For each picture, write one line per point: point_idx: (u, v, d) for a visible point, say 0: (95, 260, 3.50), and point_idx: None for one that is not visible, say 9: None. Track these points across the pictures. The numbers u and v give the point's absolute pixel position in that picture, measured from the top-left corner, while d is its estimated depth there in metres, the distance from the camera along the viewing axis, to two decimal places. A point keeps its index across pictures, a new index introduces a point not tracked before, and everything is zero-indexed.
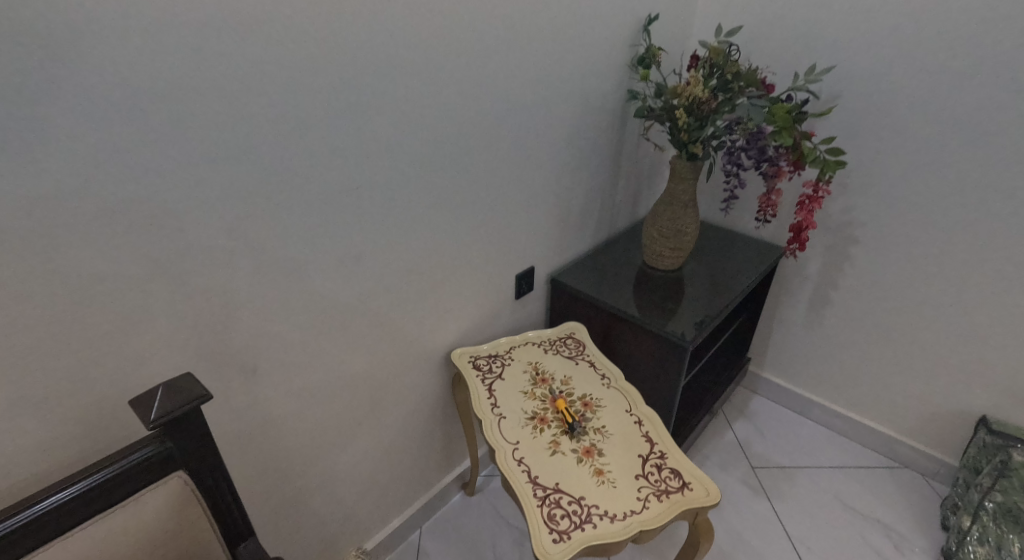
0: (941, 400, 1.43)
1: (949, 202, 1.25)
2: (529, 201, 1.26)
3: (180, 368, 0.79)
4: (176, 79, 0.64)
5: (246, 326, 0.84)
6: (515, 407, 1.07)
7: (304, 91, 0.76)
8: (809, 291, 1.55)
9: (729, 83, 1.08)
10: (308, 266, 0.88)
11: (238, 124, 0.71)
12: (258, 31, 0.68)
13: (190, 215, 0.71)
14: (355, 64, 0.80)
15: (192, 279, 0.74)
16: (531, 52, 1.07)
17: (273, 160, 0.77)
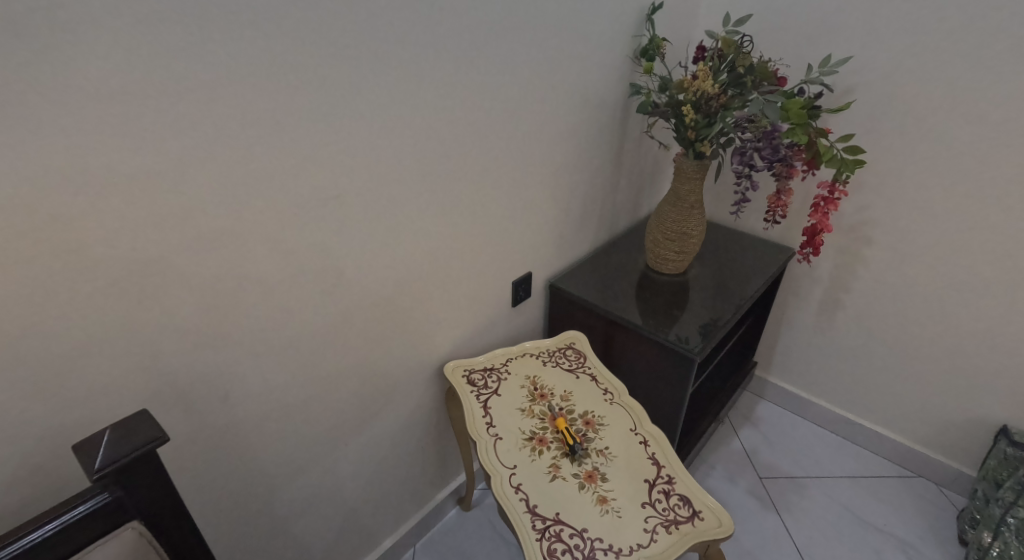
0: (958, 409, 1.37)
1: (973, 202, 1.17)
2: (525, 204, 1.18)
3: (142, 398, 0.71)
4: (124, 81, 0.56)
5: (216, 349, 0.77)
6: (511, 426, 1.00)
7: (279, 90, 0.68)
8: (820, 295, 1.49)
9: (740, 77, 1.00)
10: (284, 282, 0.81)
11: (203, 128, 0.63)
12: (218, 24, 0.60)
13: (146, 232, 0.63)
14: (334, 57, 0.72)
15: (152, 301, 0.67)
16: (527, 44, 0.99)
17: (242, 169, 0.69)
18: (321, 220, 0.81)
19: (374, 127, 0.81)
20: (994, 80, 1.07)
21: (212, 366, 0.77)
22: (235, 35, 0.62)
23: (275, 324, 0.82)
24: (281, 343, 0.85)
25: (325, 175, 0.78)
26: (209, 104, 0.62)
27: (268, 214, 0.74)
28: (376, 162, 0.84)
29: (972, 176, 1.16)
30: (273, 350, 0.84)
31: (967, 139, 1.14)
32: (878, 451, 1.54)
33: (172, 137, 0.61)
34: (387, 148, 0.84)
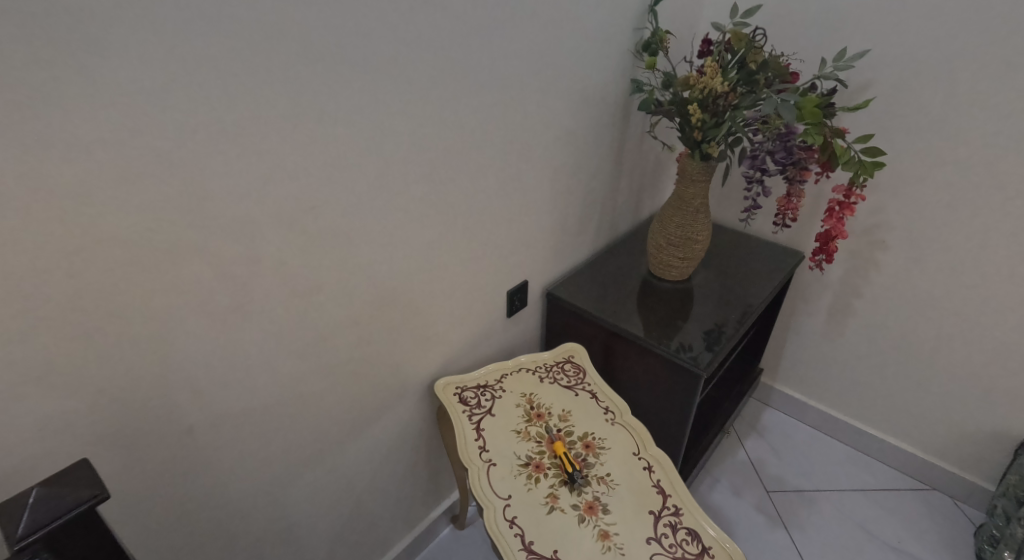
0: (977, 421, 1.31)
1: (998, 205, 1.10)
2: (521, 209, 1.11)
3: (94, 436, 0.64)
4: (65, 84, 0.47)
5: (180, 380, 0.69)
6: (506, 451, 0.93)
7: (249, 96, 0.60)
8: (830, 301, 1.42)
9: (752, 74, 0.92)
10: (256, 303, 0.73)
11: (158, 138, 0.55)
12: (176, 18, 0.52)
13: (90, 256, 0.55)
14: (309, 53, 0.63)
15: (102, 332, 0.59)
16: (522, 37, 0.91)
17: (209, 183, 0.61)
18: (297, 236, 0.73)
19: (354, 131, 0.73)
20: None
21: (178, 399, 0.70)
22: (197, 31, 0.53)
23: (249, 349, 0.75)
24: (255, 369, 0.77)
25: (303, 187, 0.70)
26: (165, 111, 0.54)
27: (239, 232, 0.66)
28: (357, 170, 0.76)
29: (998, 179, 1.08)
30: (247, 376, 0.77)
31: (995, 139, 1.06)
32: (890, 463, 1.48)
33: (124, 149, 0.53)
34: (368, 154, 0.77)
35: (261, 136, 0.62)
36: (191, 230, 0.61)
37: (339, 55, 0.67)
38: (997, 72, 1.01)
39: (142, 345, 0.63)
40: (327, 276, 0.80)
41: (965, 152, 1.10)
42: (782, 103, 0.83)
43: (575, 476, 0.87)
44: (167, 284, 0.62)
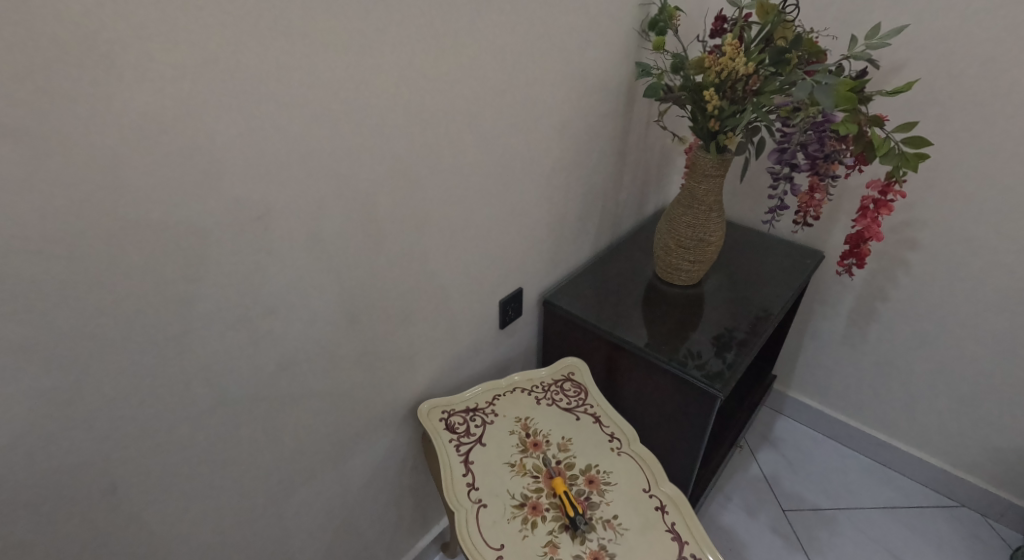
0: (1013, 434, 1.20)
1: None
2: (514, 210, 0.99)
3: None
4: None
5: (104, 426, 0.58)
6: (498, 488, 0.82)
7: (155, 69, 0.47)
8: (852, 304, 1.30)
9: (784, 53, 0.77)
10: (200, 334, 0.61)
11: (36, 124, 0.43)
12: None
13: None
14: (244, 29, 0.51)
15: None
16: (512, 11, 0.78)
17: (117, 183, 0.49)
18: (243, 249, 0.61)
19: (309, 122, 0.61)
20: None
21: (99, 447, 0.58)
22: None
23: (188, 384, 0.63)
24: (201, 407, 0.65)
25: (245, 189, 0.58)
26: (38, 82, 0.42)
27: (162, 246, 0.54)
28: (318, 170, 0.64)
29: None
30: (192, 416, 0.65)
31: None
32: (916, 478, 1.37)
33: None
34: (329, 150, 0.64)
35: (175, 122, 0.50)
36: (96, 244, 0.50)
37: (281, 23, 0.54)
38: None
39: (42, 385, 0.52)
40: (286, 296, 0.68)
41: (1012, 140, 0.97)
42: (819, 84, 0.70)
43: (577, 521, 0.76)
44: (69, 311, 0.50)
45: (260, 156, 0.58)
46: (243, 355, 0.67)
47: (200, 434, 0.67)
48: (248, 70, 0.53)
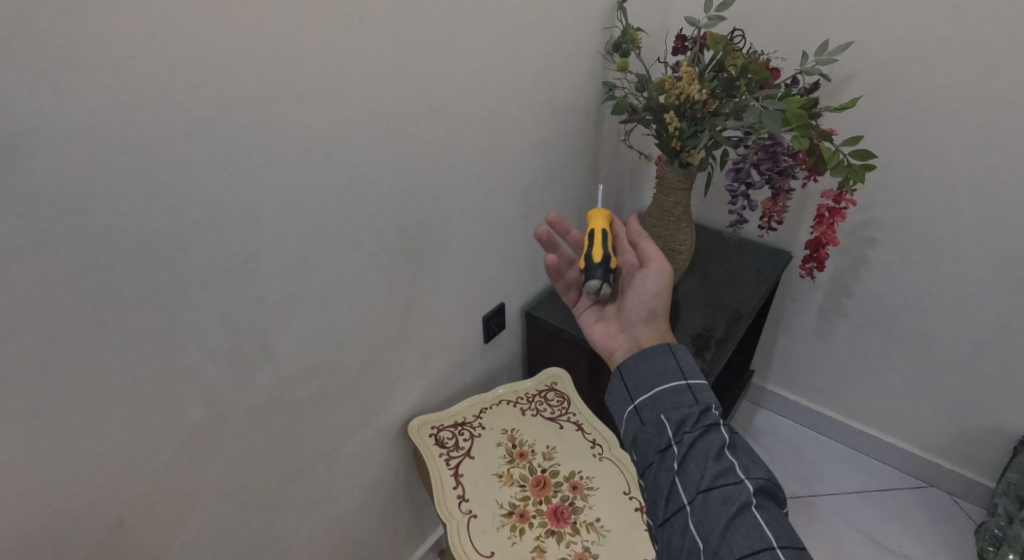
0: (972, 416, 1.28)
1: (1012, 196, 1.03)
2: (493, 229, 1.03)
3: (27, 529, 0.58)
4: None
5: (123, 457, 0.63)
6: (487, 499, 0.88)
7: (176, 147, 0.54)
8: (820, 299, 1.37)
9: (733, 81, 0.86)
10: (205, 365, 0.66)
11: (86, 204, 0.50)
12: (89, 79, 0.47)
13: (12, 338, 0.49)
14: (243, 96, 0.57)
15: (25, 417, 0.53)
16: (481, 53, 0.83)
17: (144, 240, 0.55)
18: (229, 292, 0.65)
19: (291, 168, 0.65)
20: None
21: (85, 481, 0.61)
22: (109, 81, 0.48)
23: (190, 414, 0.67)
24: (200, 432, 0.70)
25: (242, 231, 0.63)
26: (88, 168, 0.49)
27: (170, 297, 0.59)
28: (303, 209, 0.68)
29: (1009, 167, 1.01)
30: (198, 439, 0.70)
31: (1004, 125, 0.99)
32: (890, 463, 1.46)
33: (50, 217, 0.48)
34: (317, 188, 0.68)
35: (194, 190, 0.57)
36: (64, 305, 0.52)
37: (252, 89, 0.58)
38: (1005, 51, 0.94)
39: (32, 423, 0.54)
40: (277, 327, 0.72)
41: (970, 142, 1.03)
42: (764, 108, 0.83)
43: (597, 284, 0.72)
44: (49, 370, 0.53)
45: (239, 213, 0.62)
46: (239, 381, 0.71)
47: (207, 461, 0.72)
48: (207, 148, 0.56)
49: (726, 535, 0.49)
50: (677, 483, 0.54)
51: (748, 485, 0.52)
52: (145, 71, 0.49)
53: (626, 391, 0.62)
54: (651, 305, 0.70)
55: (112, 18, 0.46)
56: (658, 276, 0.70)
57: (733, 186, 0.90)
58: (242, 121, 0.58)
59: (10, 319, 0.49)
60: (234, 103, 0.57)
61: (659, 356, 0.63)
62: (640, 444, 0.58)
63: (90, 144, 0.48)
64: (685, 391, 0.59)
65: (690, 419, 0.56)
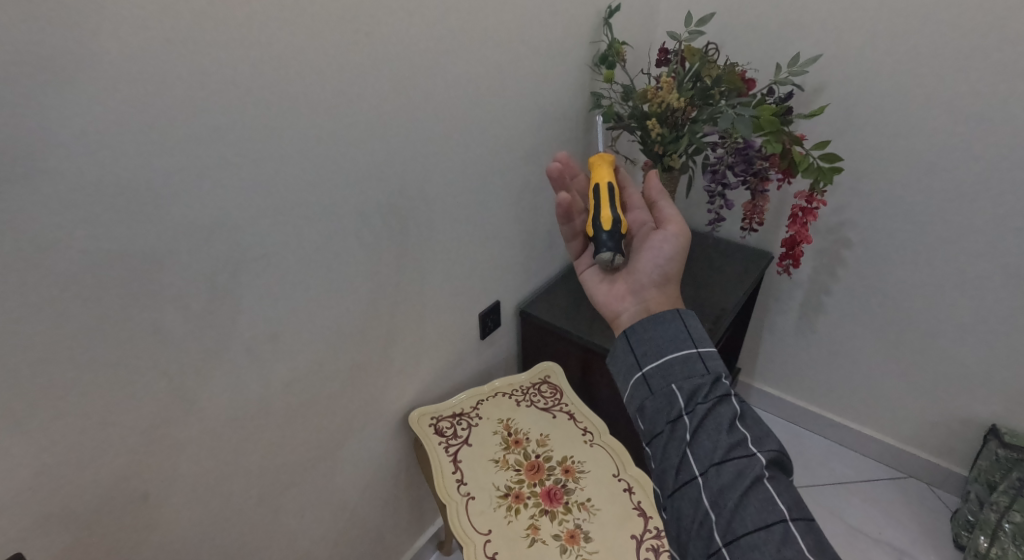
0: (944, 407, 1.35)
1: (974, 196, 1.10)
2: (489, 230, 1.09)
3: (64, 501, 0.64)
4: (44, 154, 0.49)
5: (150, 437, 0.68)
6: (484, 482, 0.93)
7: (209, 153, 0.60)
8: (801, 298, 1.44)
9: (709, 90, 0.94)
10: (224, 353, 0.72)
11: (131, 205, 0.56)
12: (139, 94, 0.53)
13: (62, 323, 0.55)
14: (264, 105, 0.63)
15: (67, 396, 0.59)
16: (477, 65, 0.90)
17: (178, 237, 0.61)
18: (246, 283, 0.71)
19: (304, 170, 0.71)
20: (992, 64, 0.99)
21: (115, 459, 0.66)
22: (156, 96, 0.54)
23: (210, 399, 0.73)
24: (218, 416, 0.75)
25: (261, 229, 0.69)
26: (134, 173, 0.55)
27: (197, 290, 0.65)
28: (314, 209, 0.75)
29: (969, 170, 1.09)
30: (217, 422, 0.76)
31: (965, 129, 1.06)
32: (871, 454, 1.54)
33: (101, 216, 0.54)
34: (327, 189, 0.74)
35: (222, 192, 0.63)
36: (103, 295, 0.57)
37: (272, 99, 0.64)
38: (963, 61, 1.01)
39: (71, 402, 0.59)
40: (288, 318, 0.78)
41: (934, 146, 1.10)
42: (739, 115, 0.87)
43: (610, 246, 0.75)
44: (89, 354, 0.59)
45: (256, 210, 0.68)
46: (254, 369, 0.77)
47: (222, 445, 0.78)
48: (235, 154, 0.62)
49: (738, 507, 0.51)
50: (689, 454, 0.55)
51: (759, 458, 0.54)
52: (181, 86, 0.55)
53: (633, 357, 0.63)
54: (663, 269, 0.71)
55: (154, 39, 0.52)
56: (673, 241, 0.72)
57: (711, 186, 0.97)
58: (263, 129, 0.64)
59: (62, 306, 0.55)
60: (259, 113, 0.63)
61: (669, 322, 0.64)
62: (649, 413, 0.59)
63: (137, 151, 0.54)
64: (696, 361, 0.60)
65: (702, 390, 0.58)
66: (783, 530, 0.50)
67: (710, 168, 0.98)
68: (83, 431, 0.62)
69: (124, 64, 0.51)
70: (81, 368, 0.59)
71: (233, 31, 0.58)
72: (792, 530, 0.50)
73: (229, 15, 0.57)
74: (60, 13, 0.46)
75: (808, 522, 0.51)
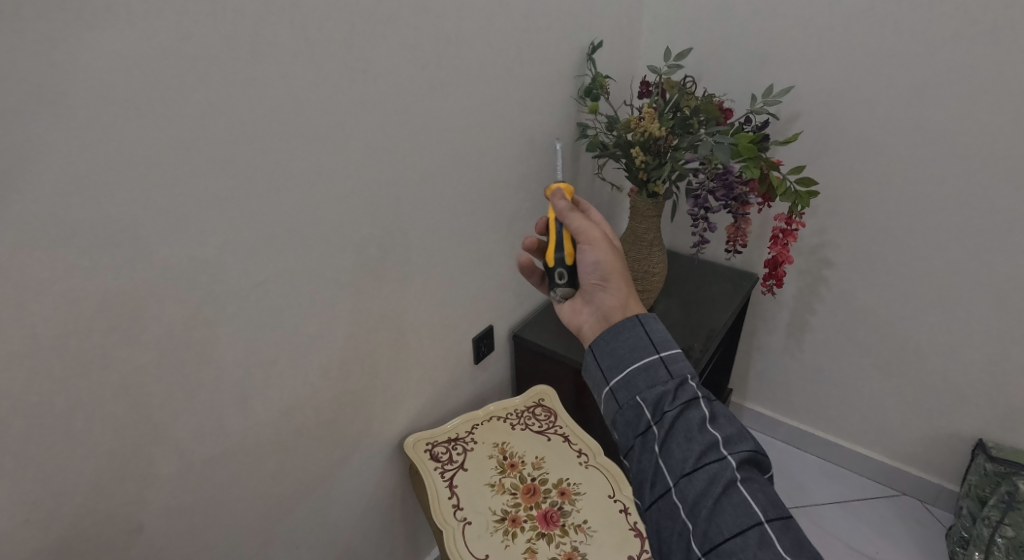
0: (932, 422, 1.38)
1: (944, 214, 1.15)
2: (481, 256, 1.12)
3: (60, 529, 0.64)
4: (54, 185, 0.51)
5: (146, 463, 0.69)
6: (480, 506, 0.93)
7: (210, 182, 0.63)
8: (787, 318, 1.47)
9: (688, 119, 0.99)
10: (222, 378, 0.74)
11: (137, 234, 0.59)
12: (146, 128, 0.56)
13: (66, 348, 0.57)
14: (263, 137, 0.67)
15: (67, 422, 0.60)
16: (467, 98, 0.94)
17: (179, 263, 0.63)
18: (245, 308, 0.73)
19: (300, 199, 0.74)
20: (950, 92, 1.06)
21: (116, 484, 0.67)
22: (161, 130, 0.57)
23: (207, 424, 0.74)
24: (215, 441, 0.76)
25: (258, 255, 0.72)
26: (139, 202, 0.58)
27: (197, 314, 0.67)
28: (308, 236, 0.77)
29: (938, 191, 1.14)
30: (214, 449, 0.76)
31: (930, 152, 1.12)
32: (864, 473, 1.55)
33: (107, 244, 0.57)
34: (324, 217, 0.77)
35: (221, 220, 0.66)
36: (106, 320, 0.59)
37: (271, 132, 0.68)
38: (924, 89, 1.08)
39: (75, 424, 0.61)
40: (284, 343, 0.80)
41: (903, 168, 1.16)
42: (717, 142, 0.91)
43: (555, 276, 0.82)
44: (92, 378, 0.60)
45: (256, 238, 0.71)
46: (251, 393, 0.78)
47: (219, 471, 0.78)
48: (233, 184, 0.66)
49: (713, 515, 0.53)
50: (662, 465, 0.57)
51: (731, 461, 0.56)
52: (184, 121, 0.59)
53: (600, 371, 0.65)
54: (598, 273, 0.74)
55: (163, 79, 0.56)
56: (593, 245, 0.74)
57: (694, 210, 1.01)
58: (262, 160, 0.68)
59: (66, 331, 0.57)
60: (257, 145, 0.66)
61: (629, 330, 0.65)
62: (621, 425, 0.61)
63: (143, 182, 0.57)
64: (658, 367, 0.62)
65: (667, 397, 0.59)
66: (760, 533, 0.52)
67: (692, 193, 1.02)
68: (86, 455, 0.63)
69: (135, 100, 0.54)
70: (89, 390, 0.60)
71: (240, 73, 0.62)
72: (769, 532, 0.52)
73: (235, 55, 0.61)
74: (82, 60, 0.50)
75: (784, 521, 0.53)
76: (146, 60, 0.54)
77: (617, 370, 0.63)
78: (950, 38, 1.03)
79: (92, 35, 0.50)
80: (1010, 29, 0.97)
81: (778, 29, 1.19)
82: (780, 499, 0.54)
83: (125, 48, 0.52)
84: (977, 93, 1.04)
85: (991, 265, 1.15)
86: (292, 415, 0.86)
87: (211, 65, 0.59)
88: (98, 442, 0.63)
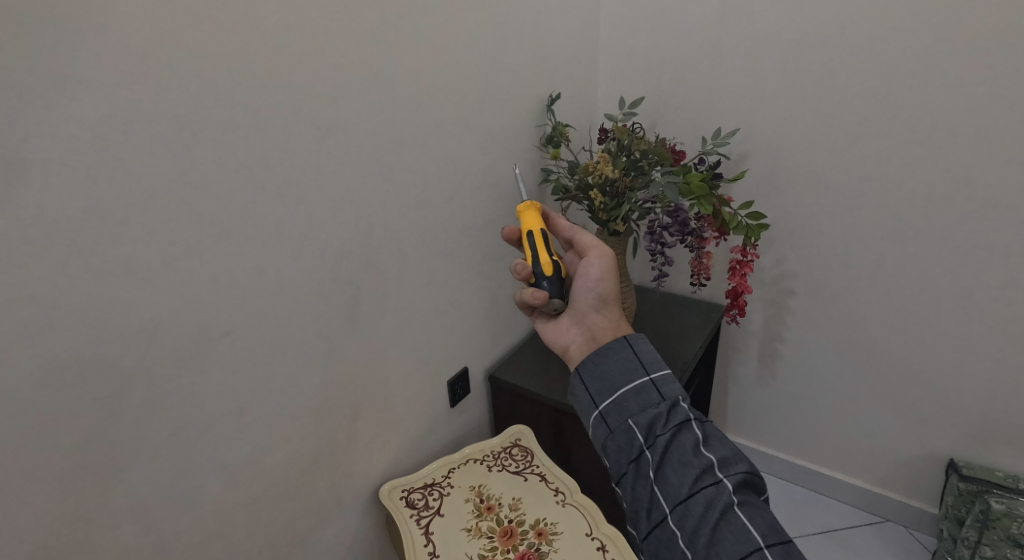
0: (906, 445, 1.40)
1: (889, 241, 1.22)
2: (454, 298, 1.15)
3: None
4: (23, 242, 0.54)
5: (115, 522, 0.68)
6: (457, 552, 0.92)
7: (179, 237, 0.66)
8: (758, 347, 1.51)
9: (639, 161, 1.05)
10: (193, 431, 0.73)
11: (105, 287, 0.60)
12: (117, 186, 0.59)
13: (32, 403, 0.57)
14: (232, 191, 0.70)
15: (32, 480, 0.59)
16: (431, 150, 1.00)
17: (148, 315, 0.65)
18: (217, 358, 0.74)
19: (268, 249, 0.77)
20: (879, 129, 1.15)
21: (83, 545, 0.65)
22: (131, 188, 0.60)
23: (180, 478, 0.73)
24: (187, 497, 0.75)
25: (228, 306, 0.74)
26: (111, 256, 0.60)
27: (166, 366, 0.68)
28: (278, 284, 0.80)
29: (879, 220, 1.22)
30: (187, 504, 0.75)
31: (868, 186, 1.20)
32: (847, 501, 1.55)
33: (77, 297, 0.58)
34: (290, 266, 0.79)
35: (191, 272, 0.68)
36: (72, 375, 0.60)
37: (240, 186, 0.71)
38: (855, 128, 1.17)
39: (42, 482, 0.60)
40: (255, 392, 0.81)
41: (846, 201, 1.24)
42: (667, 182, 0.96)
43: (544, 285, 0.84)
44: (58, 433, 0.60)
45: (227, 289, 0.73)
46: (223, 444, 0.78)
47: (190, 527, 0.77)
48: (203, 237, 0.68)
49: (713, 543, 0.54)
50: (658, 492, 0.58)
51: (726, 484, 0.57)
52: (154, 178, 0.62)
53: (589, 396, 0.66)
54: (598, 292, 0.79)
55: (131, 141, 0.59)
56: (599, 262, 0.81)
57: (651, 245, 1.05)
58: (229, 213, 0.71)
59: (33, 387, 0.57)
60: (226, 201, 0.70)
61: (619, 352, 0.67)
62: (613, 451, 0.62)
63: (113, 237, 0.60)
64: (650, 390, 0.63)
65: (660, 420, 0.61)
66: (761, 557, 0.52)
67: (651, 231, 1.07)
68: (51, 515, 0.61)
69: (105, 160, 0.58)
70: (56, 447, 0.60)
71: (210, 133, 0.66)
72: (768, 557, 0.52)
73: (205, 116, 0.65)
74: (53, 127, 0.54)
75: (784, 545, 0.53)
76: (117, 124, 0.58)
77: (604, 396, 0.65)
78: (873, 82, 1.12)
79: (63, 104, 0.54)
80: (924, 73, 1.07)
81: (720, 79, 1.28)
82: (778, 523, 0.55)
83: (91, 112, 0.56)
84: (903, 130, 1.13)
85: (936, 286, 1.21)
86: (264, 465, 0.85)
87: (179, 124, 0.63)
88: (64, 500, 0.62)
